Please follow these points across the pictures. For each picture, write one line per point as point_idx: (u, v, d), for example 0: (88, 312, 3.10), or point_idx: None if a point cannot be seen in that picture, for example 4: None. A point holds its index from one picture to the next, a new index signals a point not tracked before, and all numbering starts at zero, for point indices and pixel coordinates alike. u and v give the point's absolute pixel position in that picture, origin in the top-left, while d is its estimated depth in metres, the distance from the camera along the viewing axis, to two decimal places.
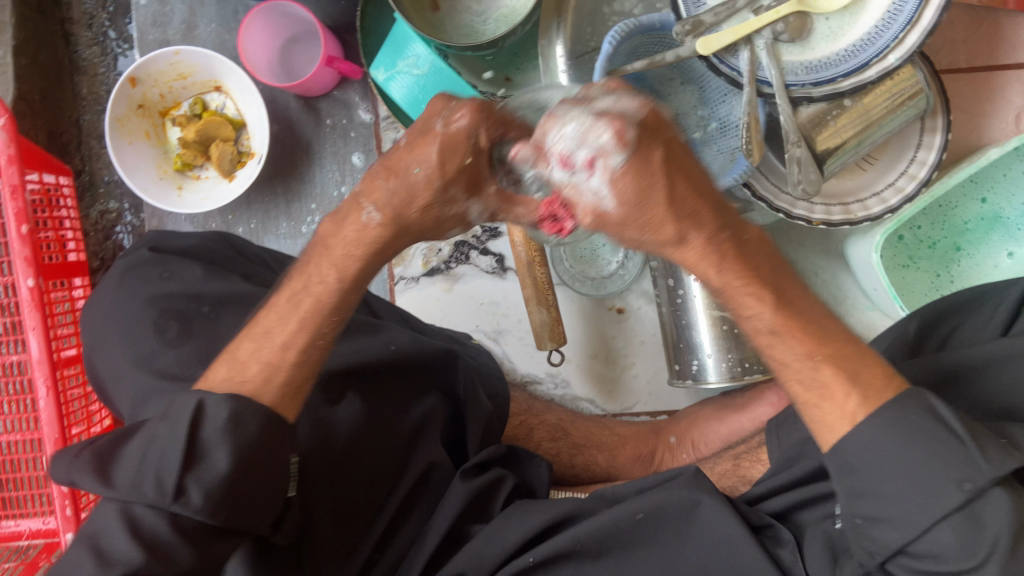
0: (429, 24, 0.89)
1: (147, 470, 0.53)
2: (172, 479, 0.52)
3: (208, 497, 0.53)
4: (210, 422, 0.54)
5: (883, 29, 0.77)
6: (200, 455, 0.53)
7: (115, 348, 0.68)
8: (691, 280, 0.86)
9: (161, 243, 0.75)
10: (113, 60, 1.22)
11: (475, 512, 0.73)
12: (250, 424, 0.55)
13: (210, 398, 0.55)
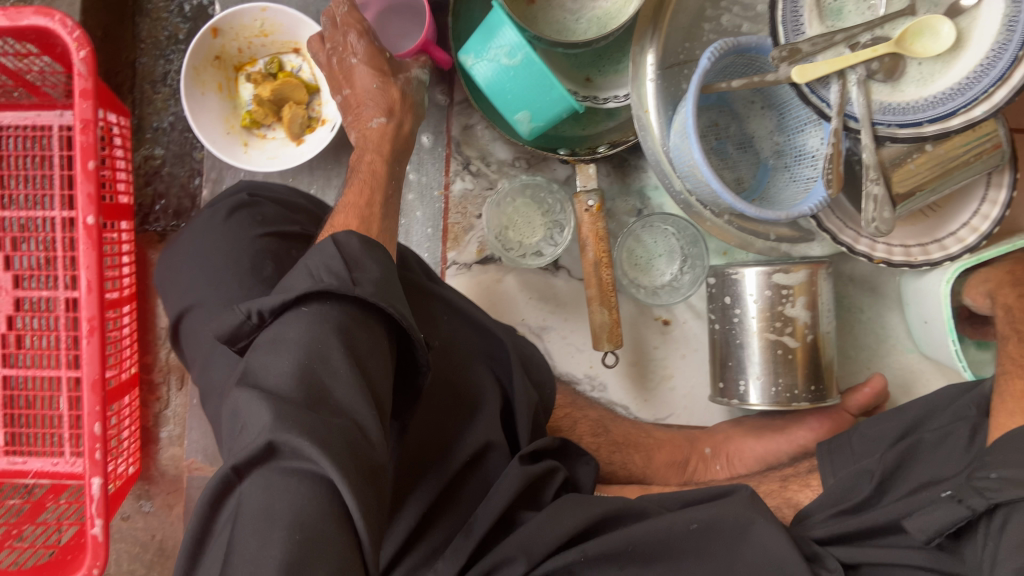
0: (523, 17, 0.90)
1: (319, 275, 0.53)
2: (345, 271, 0.53)
3: (373, 289, 0.54)
4: (347, 247, 0.56)
5: (974, 80, 0.76)
6: (353, 264, 0.55)
7: (202, 281, 0.69)
8: (750, 301, 0.87)
9: (257, 189, 0.77)
10: (179, 8, 1.20)
11: (524, 500, 0.74)
12: (374, 260, 0.57)
13: (342, 235, 0.57)
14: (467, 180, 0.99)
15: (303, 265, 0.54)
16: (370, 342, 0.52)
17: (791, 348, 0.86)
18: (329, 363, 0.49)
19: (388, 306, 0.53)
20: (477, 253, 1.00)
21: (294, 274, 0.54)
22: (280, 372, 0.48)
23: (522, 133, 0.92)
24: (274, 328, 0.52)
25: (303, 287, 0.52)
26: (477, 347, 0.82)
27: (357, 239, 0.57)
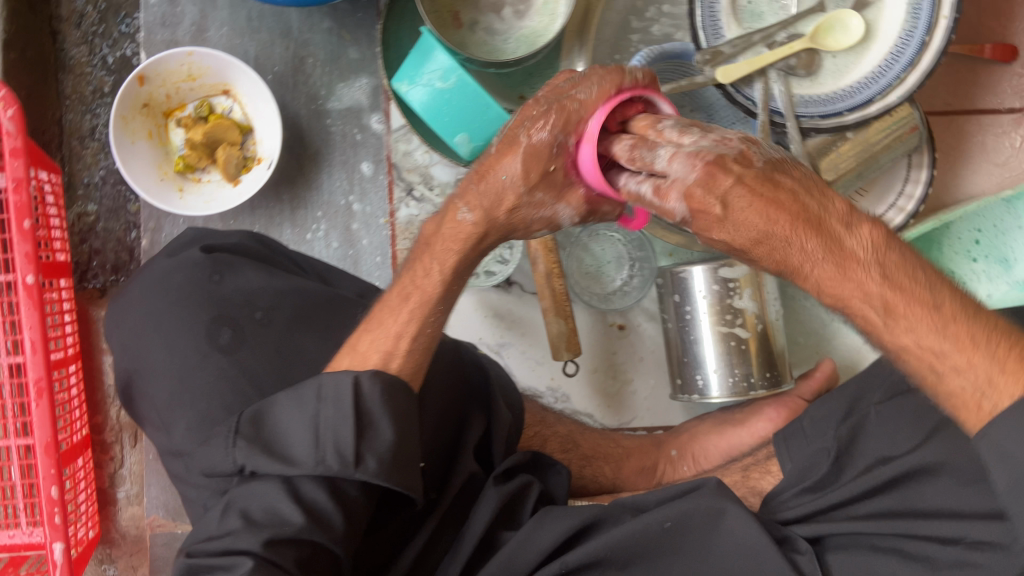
0: (452, 40, 0.91)
1: (322, 440, 0.56)
2: (350, 444, 0.56)
3: (380, 462, 0.56)
4: (369, 397, 0.58)
5: (886, 68, 0.83)
6: (367, 426, 0.57)
7: (158, 350, 0.64)
8: (700, 298, 0.89)
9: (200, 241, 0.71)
10: (102, 61, 1.17)
11: (503, 518, 0.74)
12: (397, 397, 0.59)
13: (363, 376, 0.58)
14: (411, 206, 0.98)
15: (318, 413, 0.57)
16: (349, 505, 0.57)
17: (743, 338, 0.88)
18: (292, 507, 0.54)
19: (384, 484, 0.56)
20: None
21: (302, 425, 0.57)
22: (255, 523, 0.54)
23: (461, 154, 0.92)
24: (265, 475, 0.56)
25: (306, 460, 0.56)
26: (469, 390, 0.77)
27: (378, 385, 0.58)
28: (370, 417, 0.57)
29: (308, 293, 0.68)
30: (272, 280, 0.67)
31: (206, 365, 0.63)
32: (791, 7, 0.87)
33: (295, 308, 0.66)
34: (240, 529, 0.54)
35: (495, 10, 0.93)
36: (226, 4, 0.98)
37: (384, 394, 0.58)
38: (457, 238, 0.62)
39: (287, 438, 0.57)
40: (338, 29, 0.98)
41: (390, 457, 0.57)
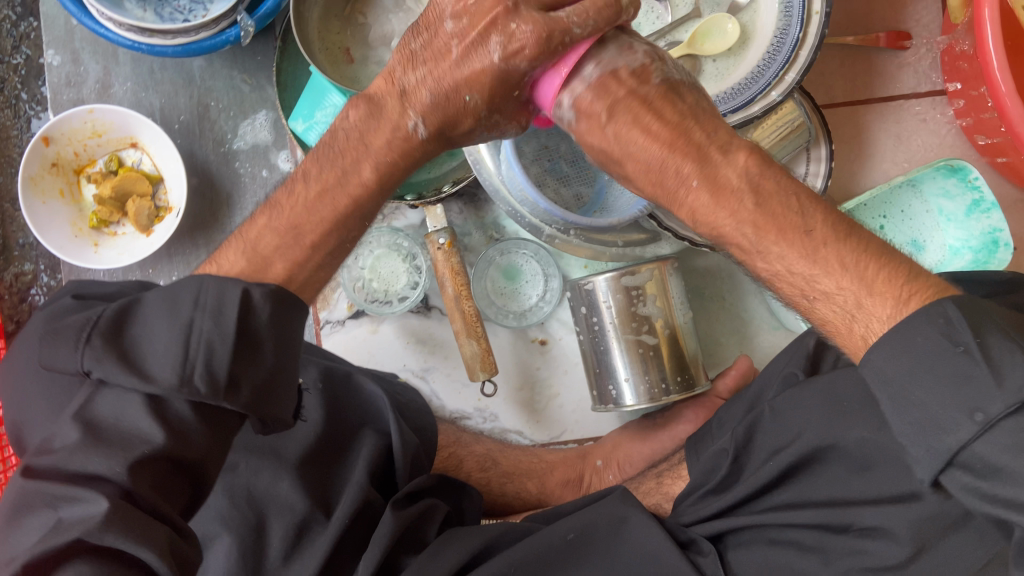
0: (345, 76, 0.94)
1: (193, 356, 0.51)
2: (225, 365, 0.51)
3: (252, 387, 0.52)
4: (257, 313, 0.53)
5: (764, 68, 0.84)
6: (252, 345, 0.53)
7: (35, 399, 0.69)
8: (607, 308, 0.89)
9: (81, 289, 0.76)
10: (26, 122, 1.19)
11: (409, 543, 0.74)
12: (282, 317, 0.54)
13: (254, 291, 0.53)
14: None
15: (192, 329, 0.51)
16: (210, 422, 0.53)
17: (651, 344, 0.89)
18: (145, 425, 0.50)
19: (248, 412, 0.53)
20: (348, 309, 1.01)
21: (171, 333, 0.51)
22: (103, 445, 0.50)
23: None
24: (122, 390, 0.51)
25: (169, 375, 0.50)
26: (361, 413, 0.78)
27: (270, 304, 0.54)
28: (245, 338, 0.52)
29: None
30: None
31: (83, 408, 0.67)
32: (667, 16, 0.91)
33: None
34: (85, 447, 0.50)
35: (386, 43, 0.95)
36: (128, 59, 1.00)
37: (274, 314, 0.54)
38: (404, 149, 0.62)
39: (150, 346, 0.51)
40: (238, 73, 1.00)
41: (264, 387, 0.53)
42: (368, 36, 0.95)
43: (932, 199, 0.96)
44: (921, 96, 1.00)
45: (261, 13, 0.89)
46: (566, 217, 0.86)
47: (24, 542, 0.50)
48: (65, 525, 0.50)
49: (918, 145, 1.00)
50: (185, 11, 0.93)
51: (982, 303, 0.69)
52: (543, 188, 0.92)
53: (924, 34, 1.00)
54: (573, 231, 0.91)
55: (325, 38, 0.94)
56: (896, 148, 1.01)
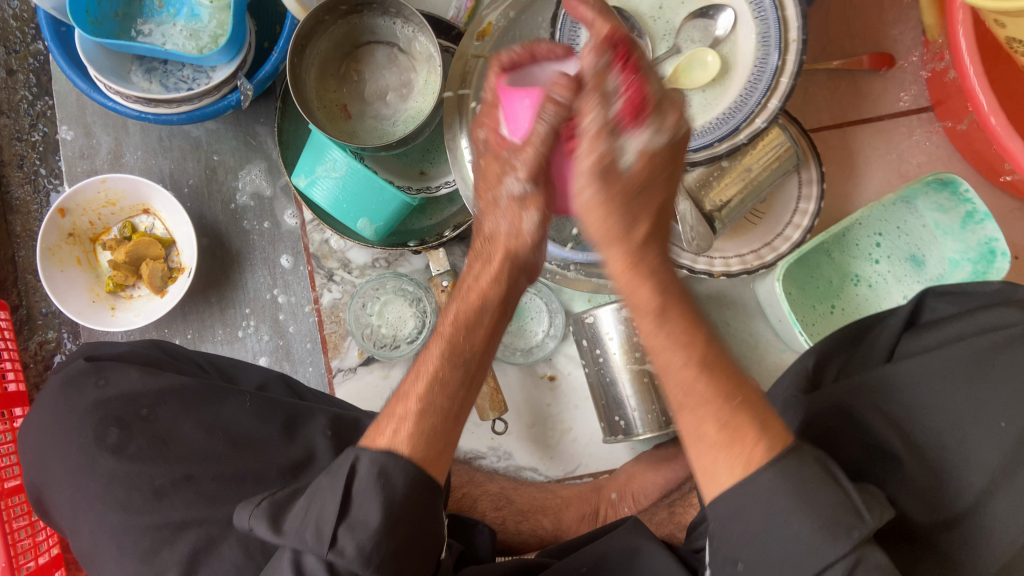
0: (343, 132, 0.97)
1: (310, 522, 0.56)
2: (331, 527, 0.55)
3: (362, 549, 0.54)
4: (362, 478, 0.57)
5: (746, 96, 0.86)
6: (348, 508, 0.56)
7: (53, 460, 0.72)
8: (610, 339, 0.91)
9: (95, 352, 0.79)
10: (46, 196, 1.24)
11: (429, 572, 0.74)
12: (396, 475, 0.57)
13: (362, 458, 0.58)
14: (334, 290, 1.04)
15: (312, 500, 0.57)
16: None
17: (656, 373, 0.90)
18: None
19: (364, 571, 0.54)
20: (358, 356, 1.03)
21: (300, 510, 0.57)
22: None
23: (368, 237, 0.97)
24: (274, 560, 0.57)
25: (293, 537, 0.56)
26: None
27: (370, 467, 0.57)
28: (355, 501, 0.56)
29: (191, 391, 0.75)
30: (154, 378, 0.75)
31: (96, 466, 0.70)
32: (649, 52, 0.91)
33: (185, 402, 0.74)
34: None
35: (381, 97, 0.99)
36: (137, 129, 1.04)
37: (406, 491, 0.57)
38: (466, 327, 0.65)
39: (289, 517, 0.57)
40: (242, 134, 1.04)
41: (371, 545, 0.54)
42: (364, 91, 0.99)
43: (928, 215, 0.98)
44: (909, 114, 1.02)
45: (259, 77, 0.93)
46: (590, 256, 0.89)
47: None
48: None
49: (908, 163, 1.02)
50: (189, 80, 0.97)
51: (980, 313, 0.67)
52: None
53: (907, 53, 1.01)
54: (571, 265, 0.94)
55: (323, 96, 0.98)
56: (888, 165, 1.02)
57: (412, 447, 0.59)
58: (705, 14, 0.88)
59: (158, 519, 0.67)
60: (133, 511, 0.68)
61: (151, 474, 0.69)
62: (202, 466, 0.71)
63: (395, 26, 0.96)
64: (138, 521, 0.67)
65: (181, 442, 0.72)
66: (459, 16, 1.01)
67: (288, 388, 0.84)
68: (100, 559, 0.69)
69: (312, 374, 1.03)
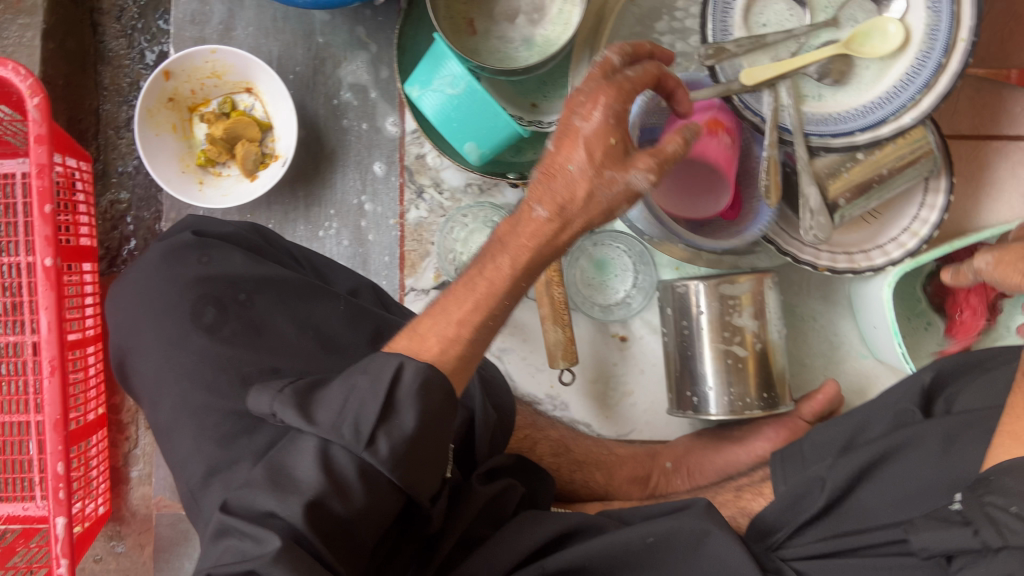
0: (466, 47, 0.93)
1: (346, 415, 0.54)
2: (369, 424, 0.53)
3: (394, 451, 0.54)
4: (406, 384, 0.55)
5: (899, 90, 0.82)
6: (391, 410, 0.54)
7: (144, 327, 0.71)
8: (698, 314, 0.88)
9: (201, 225, 0.78)
10: (139, 54, 1.23)
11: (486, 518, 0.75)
12: (435, 394, 0.56)
13: (407, 365, 0.55)
14: (421, 209, 1.01)
15: (348, 393, 0.55)
16: (376, 495, 0.54)
17: (740, 357, 0.87)
18: (309, 476, 0.52)
19: (392, 472, 0.54)
20: (434, 279, 1.01)
21: (337, 394, 0.55)
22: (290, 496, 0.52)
23: (472, 161, 0.94)
24: (296, 443, 0.55)
25: (327, 421, 0.54)
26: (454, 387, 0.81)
27: (416, 371, 0.55)
28: (400, 403, 0.54)
29: (286, 284, 0.74)
30: (255, 267, 0.74)
31: (188, 343, 0.69)
32: (805, 20, 0.85)
33: (282, 295, 0.73)
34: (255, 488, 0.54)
35: (510, 19, 0.94)
36: (252, 4, 1.01)
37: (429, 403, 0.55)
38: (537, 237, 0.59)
39: (323, 398, 0.56)
40: (359, 32, 1.01)
41: (405, 448, 0.54)
42: (494, 9, 0.94)
43: None
44: None
45: None
46: (687, 239, 0.86)
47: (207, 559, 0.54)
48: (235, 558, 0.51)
49: None
50: None
51: None
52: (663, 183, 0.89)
53: None
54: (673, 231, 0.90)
55: (451, 6, 0.93)
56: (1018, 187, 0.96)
57: (448, 363, 0.59)
58: None
59: (239, 405, 0.66)
60: (217, 393, 0.67)
61: (240, 363, 0.68)
62: (290, 361, 0.70)
63: None
64: (220, 404, 0.66)
65: (273, 336, 0.71)
66: None
67: (377, 297, 0.83)
68: (175, 435, 0.68)
69: (385, 288, 1.02)
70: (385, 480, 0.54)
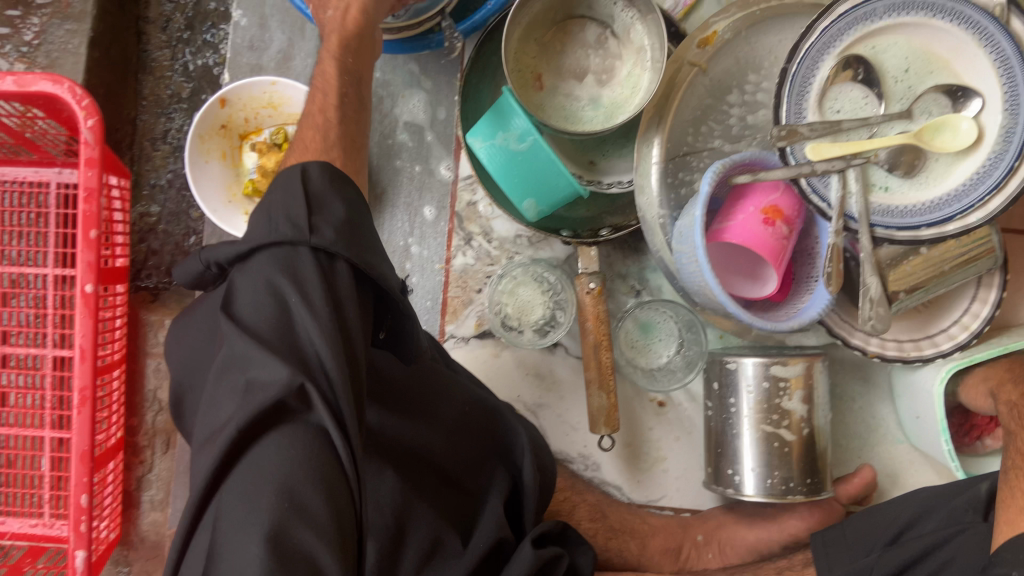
0: (532, 101, 0.91)
1: (279, 221, 0.55)
2: (305, 216, 0.55)
3: (337, 232, 0.56)
4: (315, 181, 0.58)
5: (969, 187, 0.77)
6: (318, 205, 0.56)
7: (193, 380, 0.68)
8: (747, 393, 0.87)
9: None
10: (182, 66, 1.21)
11: (457, 525, 0.74)
12: (338, 199, 0.58)
13: (310, 169, 0.58)
14: (468, 255, 0.99)
15: (269, 211, 0.56)
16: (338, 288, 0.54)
17: (787, 441, 0.87)
18: (308, 327, 0.51)
19: (345, 253, 0.55)
20: (475, 327, 1.00)
21: (257, 220, 0.56)
22: (291, 327, 0.52)
23: (528, 217, 0.92)
24: (244, 274, 0.55)
25: (260, 236, 0.55)
26: (495, 445, 0.81)
27: (321, 174, 0.58)
28: (315, 199, 0.57)
29: None
30: None
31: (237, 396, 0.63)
32: (879, 108, 0.82)
33: None
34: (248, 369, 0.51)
35: (578, 78, 0.93)
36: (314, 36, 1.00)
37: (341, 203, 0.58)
38: None
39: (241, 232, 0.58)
40: (420, 73, 1.00)
41: (344, 231, 0.56)
42: (563, 65, 0.93)
43: None
44: None
45: (466, 26, 0.90)
46: (750, 322, 0.81)
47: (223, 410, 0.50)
48: (254, 389, 0.49)
49: None
50: None
51: None
52: (730, 264, 0.88)
53: None
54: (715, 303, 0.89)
55: (520, 59, 0.92)
56: None
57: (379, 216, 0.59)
58: (953, 93, 0.78)
59: None
60: None
61: None
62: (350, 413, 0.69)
63: (616, 7, 0.90)
64: None
65: None
66: (674, 10, 0.98)
67: (439, 354, 0.85)
68: None
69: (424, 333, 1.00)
70: (342, 268, 0.55)
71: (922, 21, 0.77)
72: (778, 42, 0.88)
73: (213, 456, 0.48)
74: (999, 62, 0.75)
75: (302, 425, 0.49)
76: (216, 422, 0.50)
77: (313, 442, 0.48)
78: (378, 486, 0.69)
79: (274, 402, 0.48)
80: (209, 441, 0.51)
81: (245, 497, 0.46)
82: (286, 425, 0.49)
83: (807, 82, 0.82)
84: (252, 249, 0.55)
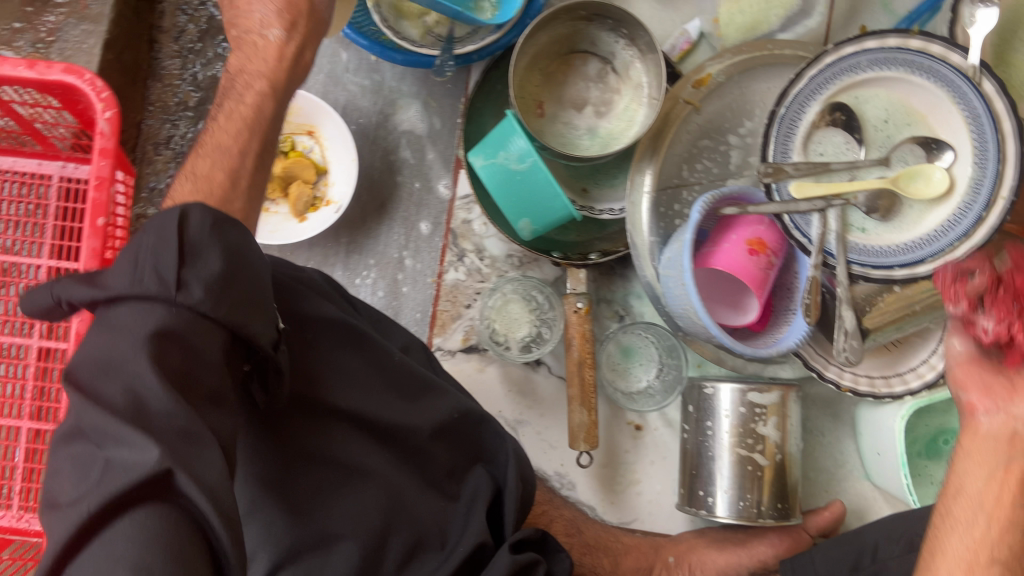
0: (533, 127, 0.96)
1: (145, 267, 0.52)
2: (173, 270, 0.51)
3: (207, 288, 0.52)
4: (195, 225, 0.54)
5: (941, 233, 0.79)
6: (194, 254, 0.53)
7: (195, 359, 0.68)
8: (723, 416, 0.91)
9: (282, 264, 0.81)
10: (190, 75, 1.25)
11: (441, 528, 0.77)
12: (228, 232, 0.56)
13: (193, 211, 0.55)
14: (460, 271, 1.02)
15: (138, 250, 0.53)
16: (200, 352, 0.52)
17: (760, 466, 0.89)
18: (165, 400, 0.48)
19: (213, 312, 0.52)
20: (462, 342, 1.02)
21: (124, 264, 0.53)
22: (146, 399, 0.48)
23: (523, 236, 0.96)
24: (105, 314, 0.53)
25: (122, 285, 0.52)
26: (480, 448, 0.84)
27: (208, 219, 0.55)
28: (190, 247, 0.53)
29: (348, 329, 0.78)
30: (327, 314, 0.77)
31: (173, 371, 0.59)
32: (858, 154, 0.88)
33: (338, 341, 0.76)
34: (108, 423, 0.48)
35: (578, 109, 0.98)
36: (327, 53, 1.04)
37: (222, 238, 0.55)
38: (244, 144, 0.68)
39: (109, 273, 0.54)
40: (426, 94, 1.04)
41: (220, 286, 0.53)
42: (563, 96, 0.98)
43: None
44: None
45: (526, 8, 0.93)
46: (732, 347, 0.83)
47: (73, 491, 0.46)
48: (112, 470, 0.45)
49: None
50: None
51: None
52: (715, 285, 0.93)
53: None
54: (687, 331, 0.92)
55: (524, 86, 0.97)
56: None
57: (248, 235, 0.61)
58: (929, 145, 0.82)
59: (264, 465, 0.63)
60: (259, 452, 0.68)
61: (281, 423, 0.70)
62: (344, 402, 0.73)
63: (617, 44, 0.96)
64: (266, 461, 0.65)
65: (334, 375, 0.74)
66: (671, 52, 1.03)
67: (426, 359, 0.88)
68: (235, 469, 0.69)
69: None
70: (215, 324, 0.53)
71: (902, 75, 0.82)
72: (767, 88, 0.94)
73: (67, 524, 0.44)
74: (971, 118, 0.78)
75: (169, 500, 0.46)
76: (59, 496, 0.46)
77: (175, 520, 0.45)
78: (353, 495, 0.72)
79: (131, 484, 0.44)
80: (55, 508, 0.46)
81: (95, 565, 0.43)
82: (142, 508, 0.45)
83: (794, 124, 0.87)
84: (118, 298, 0.52)
